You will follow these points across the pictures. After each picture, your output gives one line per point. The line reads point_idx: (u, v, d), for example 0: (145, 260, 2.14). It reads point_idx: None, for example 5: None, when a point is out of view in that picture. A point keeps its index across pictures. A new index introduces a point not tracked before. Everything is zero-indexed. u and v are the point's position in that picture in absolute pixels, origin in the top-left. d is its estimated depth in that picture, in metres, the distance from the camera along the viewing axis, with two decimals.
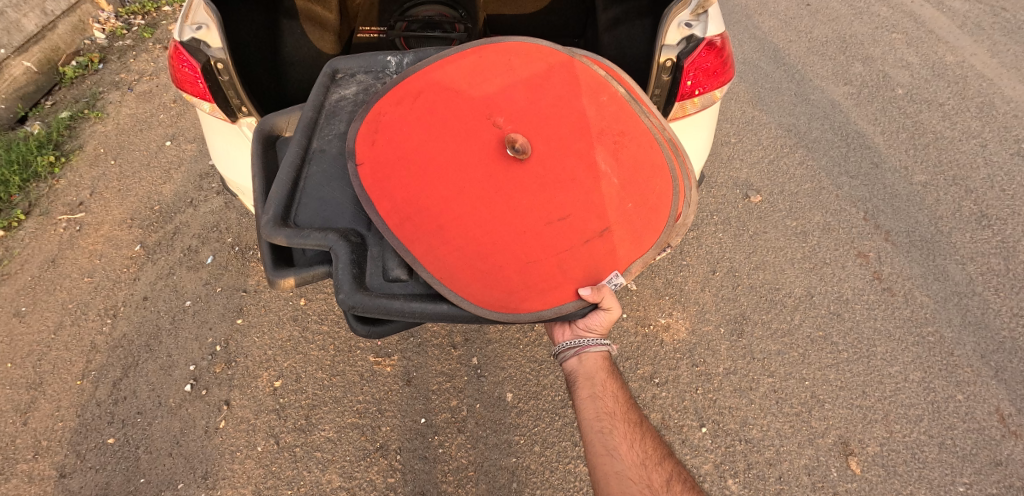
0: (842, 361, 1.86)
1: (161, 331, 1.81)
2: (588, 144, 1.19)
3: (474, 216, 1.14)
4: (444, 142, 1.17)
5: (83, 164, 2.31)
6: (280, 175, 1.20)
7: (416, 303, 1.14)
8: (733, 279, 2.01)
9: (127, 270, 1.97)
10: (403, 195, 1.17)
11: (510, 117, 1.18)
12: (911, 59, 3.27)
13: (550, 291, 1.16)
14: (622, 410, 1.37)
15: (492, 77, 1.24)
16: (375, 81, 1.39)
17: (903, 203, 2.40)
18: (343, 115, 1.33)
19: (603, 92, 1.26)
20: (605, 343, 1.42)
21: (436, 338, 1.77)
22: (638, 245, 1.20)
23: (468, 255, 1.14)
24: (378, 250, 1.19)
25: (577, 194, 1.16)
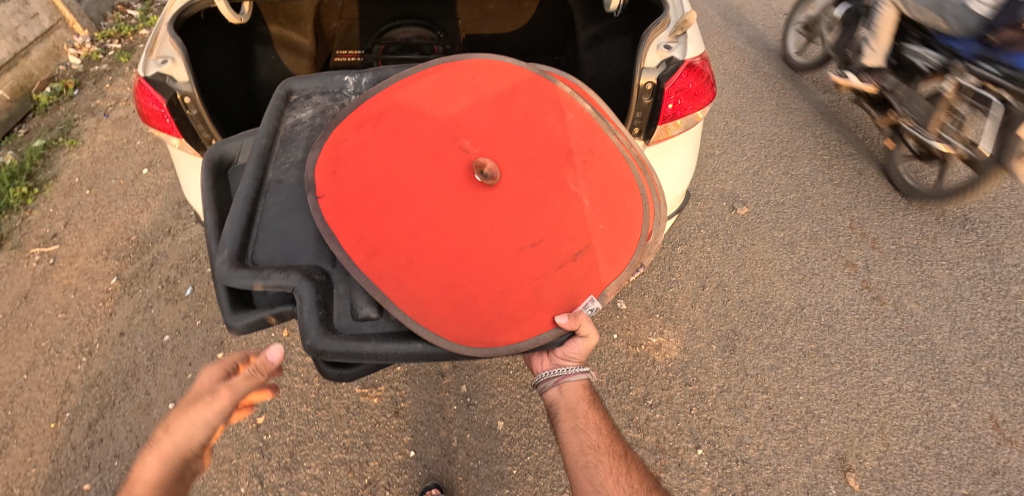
0: (835, 373, 1.85)
1: (140, 368, 1.75)
2: (556, 168, 1.21)
3: (445, 247, 1.12)
4: (410, 169, 1.16)
5: (58, 194, 2.24)
6: (235, 211, 1.13)
7: (388, 344, 1.10)
8: (723, 293, 1.99)
9: (103, 304, 1.90)
10: (369, 226, 1.13)
11: (477, 141, 1.19)
12: None
13: (526, 320, 1.18)
14: (605, 442, 1.35)
15: (456, 99, 1.24)
16: (332, 102, 1.34)
17: (888, 210, 2.41)
18: (300, 141, 1.28)
19: (568, 113, 1.27)
20: (584, 370, 1.41)
21: (423, 366, 1.73)
22: (611, 266, 1.24)
23: (440, 288, 1.12)
24: (345, 287, 1.14)
25: (548, 218, 1.18)
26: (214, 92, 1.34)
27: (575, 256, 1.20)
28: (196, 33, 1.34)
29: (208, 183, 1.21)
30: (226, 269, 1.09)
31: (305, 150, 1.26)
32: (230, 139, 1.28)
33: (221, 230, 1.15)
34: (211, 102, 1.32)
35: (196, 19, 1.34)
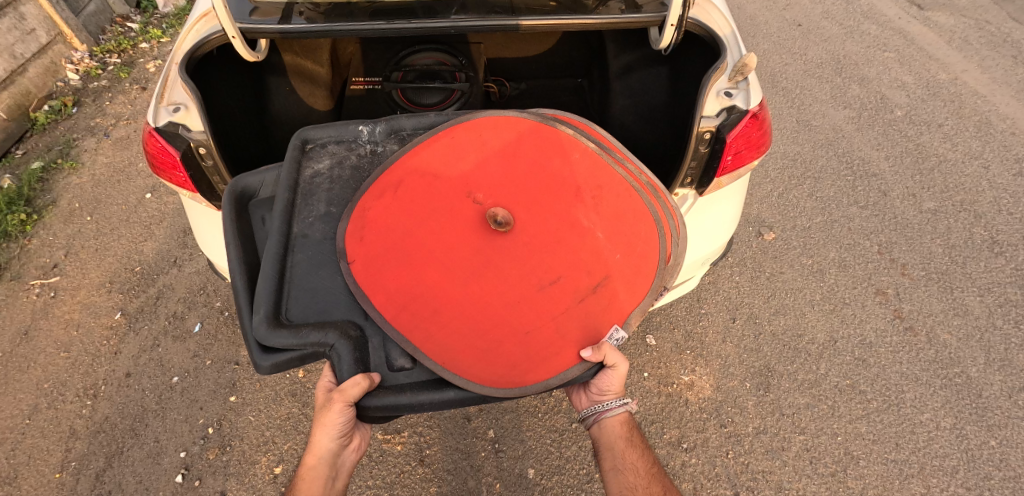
0: (872, 411, 1.78)
1: (148, 412, 1.67)
2: (568, 207, 1.15)
3: (467, 294, 1.09)
4: (429, 224, 1.15)
5: (57, 221, 2.14)
6: (268, 268, 1.09)
7: (424, 395, 1.06)
8: (754, 327, 1.94)
9: (107, 342, 1.81)
10: (396, 281, 1.11)
11: (490, 191, 1.16)
12: (905, 79, 3.25)
13: (552, 358, 1.10)
14: (647, 481, 1.28)
15: (467, 153, 1.21)
16: (348, 151, 1.27)
17: (916, 233, 2.35)
18: (322, 192, 1.22)
19: (576, 151, 1.20)
20: (624, 403, 1.30)
21: (449, 409, 1.66)
22: (632, 293, 1.14)
23: (467, 333, 1.09)
24: (379, 340, 1.11)
25: (564, 258, 1.12)
26: (224, 135, 1.25)
27: (598, 293, 1.12)
28: (208, 71, 1.25)
29: (231, 236, 1.14)
30: (264, 327, 1.05)
31: (330, 203, 1.21)
32: (249, 179, 1.19)
33: (250, 289, 1.10)
34: (223, 147, 1.23)
35: (208, 56, 1.25)
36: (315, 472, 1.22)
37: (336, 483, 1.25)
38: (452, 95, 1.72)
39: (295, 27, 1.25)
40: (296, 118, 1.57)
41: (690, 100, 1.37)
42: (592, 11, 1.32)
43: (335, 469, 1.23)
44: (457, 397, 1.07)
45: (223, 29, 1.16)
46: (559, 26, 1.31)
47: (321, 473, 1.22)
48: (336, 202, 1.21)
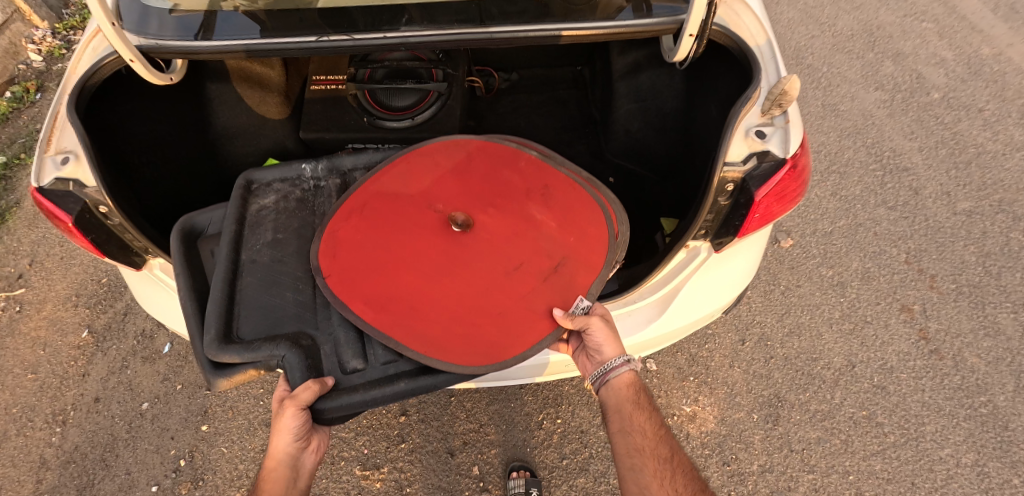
0: (888, 446, 1.66)
1: (118, 441, 1.59)
2: (520, 210, 1.16)
3: (435, 288, 1.07)
4: (394, 238, 1.13)
5: (22, 225, 2.01)
6: (216, 290, 1.05)
7: (376, 389, 1.01)
8: (765, 350, 1.79)
9: (75, 363, 1.71)
10: (368, 291, 1.07)
11: (447, 203, 1.17)
12: (944, 54, 2.94)
13: (527, 332, 1.04)
14: (653, 438, 1.12)
15: (421, 174, 1.23)
16: (293, 187, 1.26)
17: (948, 239, 2.15)
18: (270, 223, 1.19)
19: (518, 162, 1.24)
20: (625, 359, 1.10)
21: (431, 443, 1.55)
22: (589, 267, 1.10)
23: (444, 324, 1.04)
24: (330, 344, 1.06)
25: (524, 251, 1.11)
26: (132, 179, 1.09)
27: (560, 275, 1.09)
28: (111, 100, 1.08)
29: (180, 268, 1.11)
30: (214, 347, 1.00)
31: (278, 232, 1.18)
32: (198, 216, 1.18)
33: (199, 314, 1.06)
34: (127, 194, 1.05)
35: (111, 82, 1.07)
36: (276, 477, 1.10)
37: (297, 484, 1.14)
38: (426, 97, 1.50)
39: (218, 45, 1.05)
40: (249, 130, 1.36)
41: (719, 124, 1.11)
42: (588, 16, 1.09)
43: (296, 471, 1.12)
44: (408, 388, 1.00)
45: (119, 53, 0.98)
46: (536, 40, 1.09)
47: (284, 479, 1.10)
48: (283, 231, 1.19)
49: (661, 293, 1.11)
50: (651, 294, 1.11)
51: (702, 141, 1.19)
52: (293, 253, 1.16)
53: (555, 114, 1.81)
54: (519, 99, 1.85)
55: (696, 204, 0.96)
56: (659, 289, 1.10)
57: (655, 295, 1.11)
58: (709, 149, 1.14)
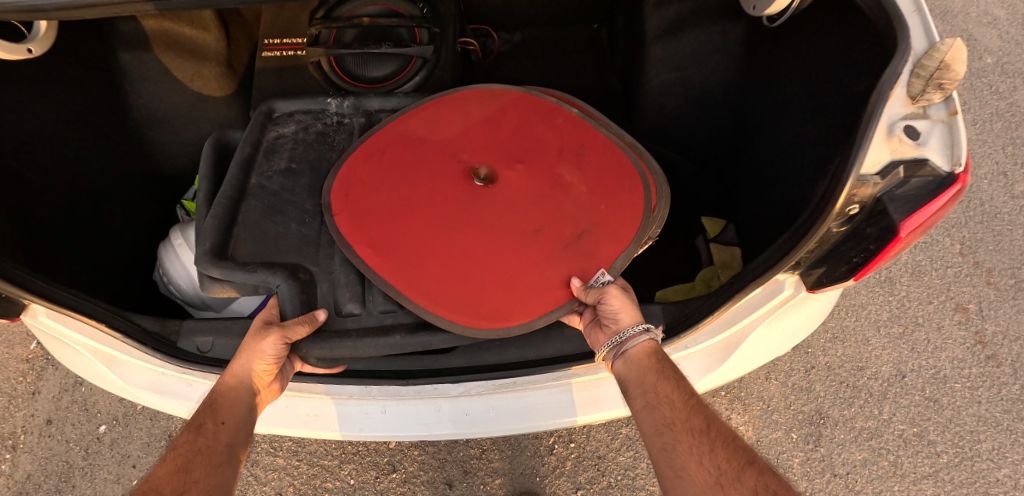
0: (941, 468, 1.48)
1: (75, 470, 1.40)
2: (549, 164, 0.98)
3: (446, 240, 0.91)
4: (413, 184, 0.96)
5: None
6: (215, 207, 0.94)
7: (369, 339, 0.87)
8: (806, 359, 1.58)
9: (23, 379, 1.50)
10: (380, 233, 0.93)
11: (476, 151, 0.99)
12: (998, 12, 2.56)
13: (538, 299, 0.89)
14: (686, 412, 0.81)
15: (452, 120, 1.04)
16: (316, 120, 1.11)
17: (1007, 227, 1.90)
18: (286, 151, 1.06)
19: (559, 117, 1.04)
20: (644, 329, 0.85)
21: (426, 473, 1.36)
22: (619, 239, 0.92)
23: (451, 279, 0.89)
24: (332, 281, 0.93)
25: (550, 208, 0.94)
26: None
27: (585, 243, 0.92)
28: None
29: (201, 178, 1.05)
30: (205, 260, 0.91)
31: (292, 160, 1.05)
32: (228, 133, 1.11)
33: (201, 224, 0.97)
34: None
35: None
36: (234, 401, 0.82)
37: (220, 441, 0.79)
38: (407, 63, 1.22)
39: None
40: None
41: (824, 106, 0.80)
42: None
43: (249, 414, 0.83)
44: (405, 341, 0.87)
45: None
46: None
47: (245, 412, 0.83)
48: (299, 159, 1.05)
49: (721, 336, 0.88)
50: (709, 337, 0.88)
51: (768, 124, 0.91)
52: (304, 185, 1.02)
53: (568, 83, 1.53)
54: (523, 66, 1.57)
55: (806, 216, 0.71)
56: (718, 331, 0.87)
57: (712, 339, 0.88)
58: (791, 142, 0.86)
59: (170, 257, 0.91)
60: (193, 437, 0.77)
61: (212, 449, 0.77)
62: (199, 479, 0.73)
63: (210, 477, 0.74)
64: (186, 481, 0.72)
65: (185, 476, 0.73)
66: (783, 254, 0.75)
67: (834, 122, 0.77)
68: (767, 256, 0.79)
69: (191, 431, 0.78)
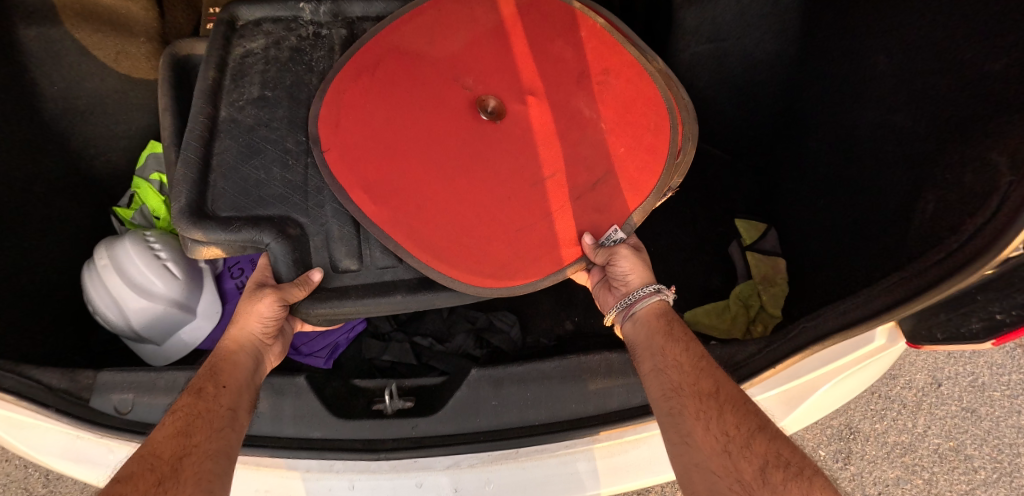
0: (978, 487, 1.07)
1: None
2: (565, 93, 0.66)
3: (450, 187, 0.62)
4: (407, 118, 0.64)
5: None
6: (186, 150, 0.64)
7: (371, 300, 0.62)
8: None
9: None
10: (372, 171, 0.63)
11: (484, 72, 0.67)
12: None
13: (535, 257, 0.61)
14: (700, 377, 0.52)
15: (456, 27, 0.69)
16: (288, 31, 0.73)
17: None
18: (257, 74, 0.70)
19: (577, 32, 0.70)
20: (656, 290, 0.60)
21: None
22: (641, 189, 0.64)
23: (454, 230, 0.62)
24: (324, 231, 0.64)
25: (561, 152, 0.64)
26: None
27: (601, 199, 0.63)
28: None
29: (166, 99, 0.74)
30: (180, 220, 0.62)
31: (266, 86, 0.70)
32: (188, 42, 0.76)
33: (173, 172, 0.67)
34: None
35: None
36: (238, 364, 0.56)
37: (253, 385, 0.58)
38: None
39: None
40: (104, 101, 0.84)
41: (892, 94, 0.56)
42: None
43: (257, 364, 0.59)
44: (361, 386, 0.63)
45: None
46: None
47: (251, 384, 0.57)
48: (275, 85, 0.70)
49: (795, 401, 0.54)
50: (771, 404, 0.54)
51: (828, 112, 0.67)
52: (284, 117, 0.68)
53: None
54: None
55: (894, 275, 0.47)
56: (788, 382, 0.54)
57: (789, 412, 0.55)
58: (856, 139, 0.62)
59: (105, 276, 0.74)
60: (192, 401, 0.51)
61: (219, 418, 0.51)
62: (195, 457, 0.47)
63: (209, 459, 0.48)
64: (180, 454, 0.47)
65: (180, 449, 0.47)
66: (839, 325, 0.48)
67: (898, 122, 0.56)
68: (832, 307, 0.51)
69: (188, 395, 0.52)
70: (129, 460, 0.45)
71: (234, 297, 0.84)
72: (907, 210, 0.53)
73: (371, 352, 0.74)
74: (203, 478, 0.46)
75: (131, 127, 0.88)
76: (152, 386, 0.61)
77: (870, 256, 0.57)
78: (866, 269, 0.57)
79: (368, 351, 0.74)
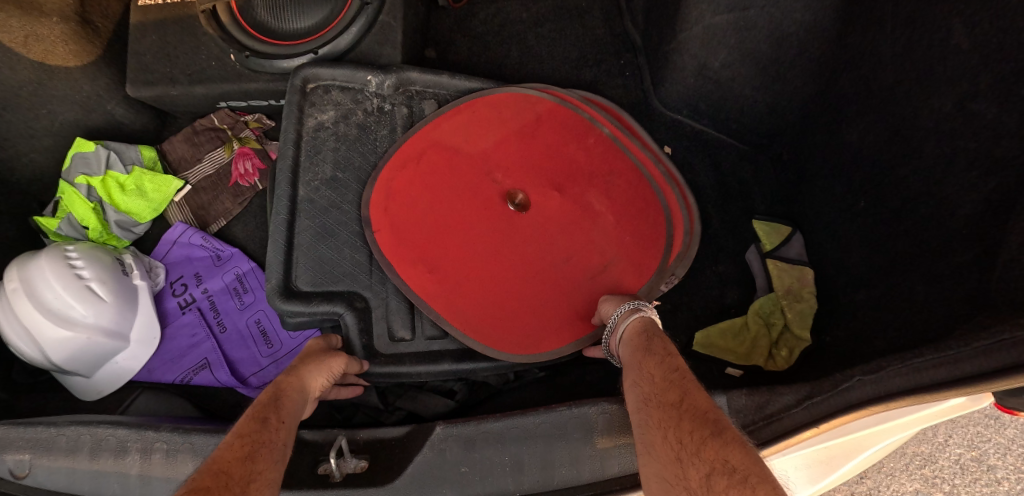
0: None
1: None
2: (582, 191, 0.67)
3: (492, 267, 0.63)
4: (449, 199, 0.66)
5: None
6: (274, 235, 0.63)
7: (428, 369, 0.62)
8: None
9: None
10: (425, 250, 0.64)
11: (514, 165, 0.68)
12: None
13: (550, 333, 0.62)
14: (668, 386, 0.42)
15: (488, 126, 0.70)
16: (355, 104, 0.71)
17: None
18: (329, 152, 0.69)
19: (587, 138, 0.70)
20: (633, 307, 0.55)
21: None
22: (639, 274, 0.64)
23: (499, 305, 0.62)
24: (390, 306, 0.64)
25: (580, 241, 0.64)
26: None
27: (608, 281, 0.63)
28: None
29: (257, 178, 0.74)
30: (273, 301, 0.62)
31: (338, 166, 0.68)
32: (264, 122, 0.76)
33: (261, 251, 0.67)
34: None
35: None
36: (299, 404, 0.47)
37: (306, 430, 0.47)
38: (344, 8, 0.74)
39: None
40: (18, 95, 0.73)
41: (978, 76, 0.45)
42: None
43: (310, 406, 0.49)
44: (309, 438, 0.50)
45: None
46: None
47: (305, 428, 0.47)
48: (345, 165, 0.69)
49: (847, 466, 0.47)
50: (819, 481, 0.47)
51: (886, 107, 0.55)
52: (354, 199, 0.68)
53: None
54: None
55: (973, 331, 0.35)
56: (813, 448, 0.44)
57: (842, 468, 0.47)
58: (916, 135, 0.51)
59: (20, 302, 0.63)
60: (256, 428, 0.41)
61: (279, 451, 0.41)
62: (260, 486, 0.37)
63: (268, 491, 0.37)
64: (247, 480, 0.36)
65: (244, 474, 0.36)
66: (907, 386, 0.36)
67: (982, 112, 0.45)
68: (899, 361, 0.38)
69: (253, 421, 0.42)
70: (189, 480, 0.34)
71: (176, 318, 0.76)
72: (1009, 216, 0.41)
73: None
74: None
75: (53, 122, 0.78)
76: (53, 443, 0.50)
77: (933, 279, 0.46)
78: (924, 300, 0.47)
79: None
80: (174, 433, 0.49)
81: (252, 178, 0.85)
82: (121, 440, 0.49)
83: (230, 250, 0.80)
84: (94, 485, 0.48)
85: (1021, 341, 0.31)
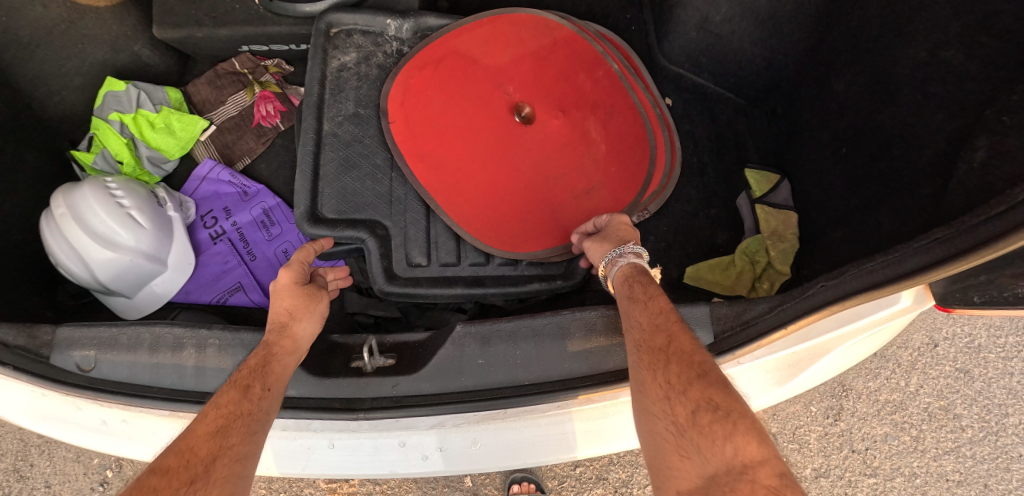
0: (963, 444, 0.94)
1: (30, 448, 0.92)
2: (582, 115, 0.74)
3: (495, 177, 0.71)
4: (461, 112, 0.73)
5: None
6: (302, 164, 0.68)
7: (443, 291, 0.69)
8: None
9: None
10: (438, 159, 0.72)
11: (525, 83, 0.74)
12: None
13: (540, 238, 0.70)
14: (656, 331, 0.47)
15: (507, 42, 0.76)
16: (376, 46, 0.76)
17: None
18: (352, 91, 0.73)
19: (597, 67, 0.75)
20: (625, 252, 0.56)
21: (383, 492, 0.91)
22: (620, 196, 0.72)
23: (497, 210, 0.71)
24: (407, 232, 0.70)
25: (574, 162, 0.72)
26: None
27: (588, 205, 0.71)
28: None
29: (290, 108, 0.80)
30: (304, 225, 0.67)
31: (361, 103, 0.73)
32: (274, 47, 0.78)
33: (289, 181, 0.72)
34: None
35: None
36: (288, 365, 0.50)
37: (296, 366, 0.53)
38: None
39: None
40: (50, 33, 0.76)
41: (948, 26, 0.50)
42: None
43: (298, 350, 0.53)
44: (340, 341, 0.58)
45: None
46: None
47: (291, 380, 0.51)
48: (368, 103, 0.74)
49: (809, 375, 0.52)
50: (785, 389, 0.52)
51: (871, 55, 0.60)
52: (375, 135, 0.73)
53: None
54: None
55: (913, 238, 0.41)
56: (777, 356, 0.50)
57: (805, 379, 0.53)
58: (894, 83, 0.57)
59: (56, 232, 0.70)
60: (235, 400, 0.45)
61: (256, 422, 0.45)
62: (226, 461, 0.41)
63: (237, 464, 0.42)
64: (212, 457, 0.41)
65: (213, 451, 0.42)
66: (861, 287, 0.42)
67: (949, 59, 0.50)
68: (857, 266, 0.44)
69: (233, 390, 0.46)
70: (157, 457, 0.40)
71: (208, 247, 0.83)
72: (962, 151, 0.47)
73: (354, 306, 0.73)
74: (231, 486, 0.40)
75: (84, 62, 0.82)
76: (116, 341, 0.56)
77: (901, 213, 0.52)
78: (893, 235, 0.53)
79: (352, 304, 0.73)
80: (225, 331, 0.57)
81: (274, 119, 0.89)
82: (178, 337, 0.56)
83: (256, 187, 0.85)
84: (155, 374, 0.55)
85: (947, 238, 0.38)
